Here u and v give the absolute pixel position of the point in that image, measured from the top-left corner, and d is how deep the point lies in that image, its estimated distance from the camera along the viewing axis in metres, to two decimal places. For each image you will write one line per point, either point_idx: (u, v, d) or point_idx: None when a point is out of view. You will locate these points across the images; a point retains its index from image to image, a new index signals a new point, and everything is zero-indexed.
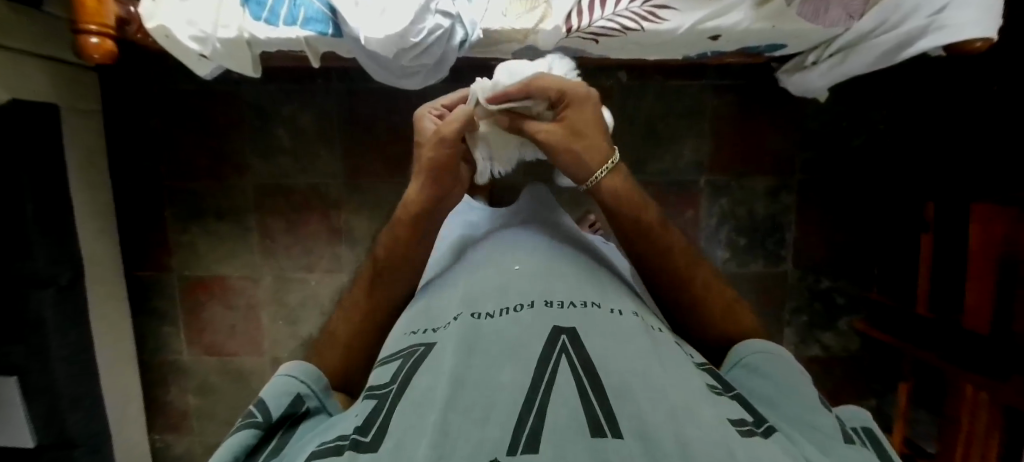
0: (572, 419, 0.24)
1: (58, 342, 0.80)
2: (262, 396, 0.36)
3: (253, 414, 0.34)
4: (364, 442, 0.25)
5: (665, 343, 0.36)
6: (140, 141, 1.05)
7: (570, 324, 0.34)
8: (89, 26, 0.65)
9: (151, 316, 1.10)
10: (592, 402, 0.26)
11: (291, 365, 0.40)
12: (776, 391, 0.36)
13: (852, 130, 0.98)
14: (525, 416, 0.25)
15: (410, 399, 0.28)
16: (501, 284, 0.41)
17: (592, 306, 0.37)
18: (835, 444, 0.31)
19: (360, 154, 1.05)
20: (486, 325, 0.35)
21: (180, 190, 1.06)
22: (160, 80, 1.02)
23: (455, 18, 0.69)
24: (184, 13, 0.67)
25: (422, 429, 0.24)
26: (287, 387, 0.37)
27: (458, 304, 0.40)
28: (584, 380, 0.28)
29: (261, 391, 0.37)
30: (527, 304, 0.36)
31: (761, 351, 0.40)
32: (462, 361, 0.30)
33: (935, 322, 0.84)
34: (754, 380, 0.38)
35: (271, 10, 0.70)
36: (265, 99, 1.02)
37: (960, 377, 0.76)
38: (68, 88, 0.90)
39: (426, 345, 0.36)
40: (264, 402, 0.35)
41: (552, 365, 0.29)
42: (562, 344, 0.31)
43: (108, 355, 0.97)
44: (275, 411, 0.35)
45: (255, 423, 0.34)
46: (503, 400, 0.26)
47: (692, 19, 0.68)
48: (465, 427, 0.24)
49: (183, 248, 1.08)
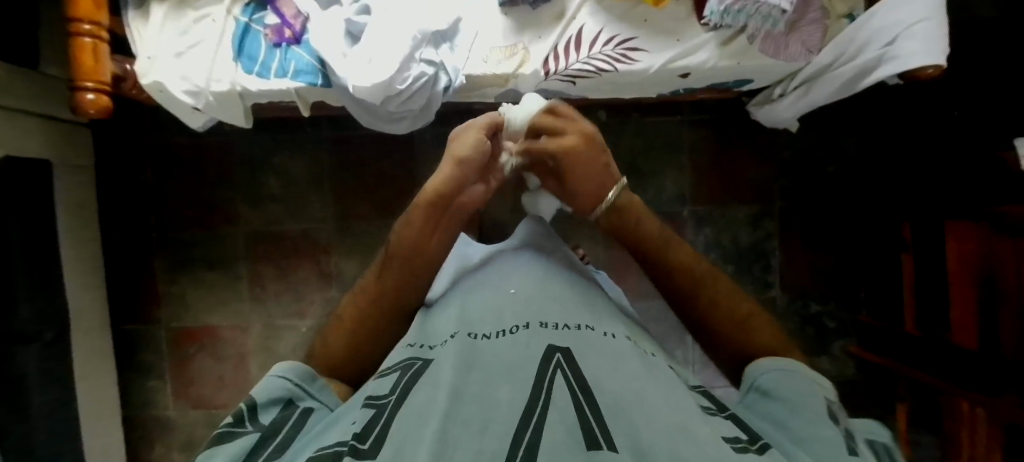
0: (569, 435, 0.25)
1: (39, 400, 0.78)
2: (249, 399, 0.35)
3: (244, 420, 0.34)
4: (362, 449, 0.25)
5: (658, 364, 0.36)
6: (132, 193, 1.06)
7: (565, 344, 0.34)
8: (85, 83, 0.67)
9: (136, 370, 1.07)
10: (588, 418, 0.26)
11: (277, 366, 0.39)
12: (785, 411, 0.36)
13: (825, 158, 1.03)
14: (522, 429, 0.25)
15: (409, 410, 0.29)
16: (498, 306, 0.41)
17: (586, 328, 0.37)
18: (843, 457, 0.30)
19: (351, 198, 1.06)
20: (483, 344, 0.35)
21: (171, 240, 1.06)
22: (154, 134, 1.05)
23: (438, 66, 0.73)
24: (179, 69, 0.71)
25: (422, 438, 0.25)
26: (277, 391, 0.37)
27: (455, 324, 0.41)
28: (580, 398, 0.28)
29: (248, 395, 0.36)
30: (523, 326, 0.37)
31: (773, 370, 0.40)
32: (460, 376, 0.30)
33: (924, 341, 0.84)
34: (766, 403, 0.38)
35: (263, 64, 0.73)
36: (256, 149, 1.05)
37: (956, 395, 0.76)
38: (63, 144, 0.92)
39: (422, 360, 0.36)
40: (256, 408, 0.35)
41: (548, 382, 0.29)
42: (556, 362, 0.31)
43: (91, 412, 0.94)
44: (266, 417, 0.35)
45: (252, 428, 0.33)
46: (501, 414, 0.27)
47: (661, 60, 0.73)
48: (464, 439, 0.25)
49: (172, 298, 1.07)
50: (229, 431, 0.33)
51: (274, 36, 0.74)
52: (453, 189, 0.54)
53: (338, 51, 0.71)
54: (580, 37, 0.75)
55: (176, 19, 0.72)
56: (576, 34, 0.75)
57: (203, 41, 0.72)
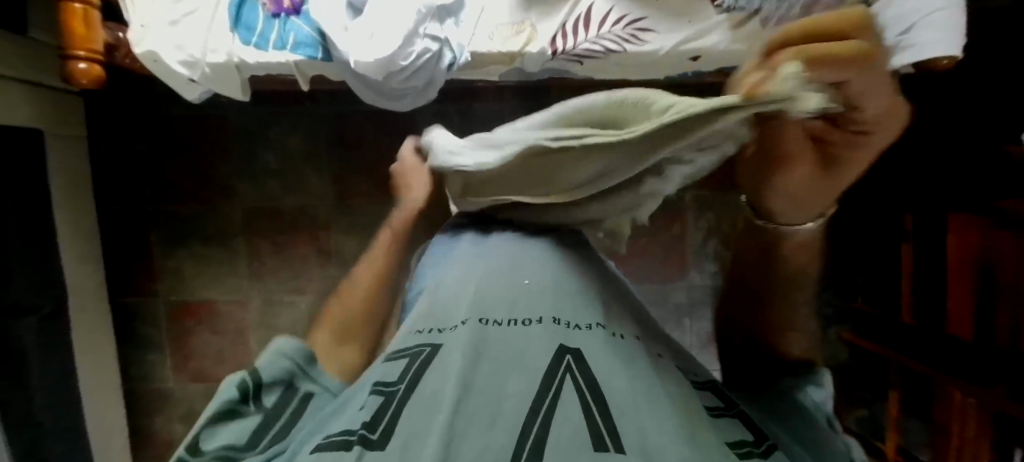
0: (576, 433, 0.25)
1: (38, 372, 0.78)
2: (249, 374, 0.33)
3: (246, 399, 0.32)
4: (372, 441, 0.26)
5: (666, 365, 0.36)
6: (126, 165, 1.04)
7: (576, 343, 0.33)
8: (78, 52, 0.65)
9: (134, 343, 1.08)
10: (596, 417, 0.26)
11: (278, 339, 0.35)
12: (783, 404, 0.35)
13: None
14: (530, 425, 0.26)
15: (419, 399, 0.29)
16: (506, 294, 0.39)
17: (598, 327, 0.36)
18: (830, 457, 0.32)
19: (350, 176, 1.05)
20: (493, 335, 0.34)
21: (167, 214, 1.05)
22: (147, 105, 1.02)
23: (443, 42, 0.71)
24: (174, 39, 0.69)
25: (428, 432, 0.25)
26: (279, 370, 0.33)
27: (465, 305, 0.38)
28: (588, 398, 0.28)
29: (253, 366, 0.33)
30: (535, 319, 0.35)
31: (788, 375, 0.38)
32: (470, 365, 0.30)
33: (920, 330, 0.86)
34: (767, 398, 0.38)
35: (261, 35, 0.71)
36: (253, 122, 1.03)
37: (946, 383, 0.77)
38: (53, 113, 0.90)
39: (431, 347, 0.35)
40: (259, 387, 0.33)
41: (557, 382, 0.29)
42: (567, 364, 0.30)
43: (90, 384, 0.94)
44: (269, 400, 0.32)
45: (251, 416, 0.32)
46: (509, 409, 0.27)
47: (672, 42, 0.71)
48: (472, 433, 0.25)
49: (169, 272, 1.06)
50: (225, 413, 0.31)
51: (271, 6, 0.72)
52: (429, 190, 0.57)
53: (340, 24, 0.68)
54: (589, 15, 0.73)
55: None
56: (585, 12, 0.73)
57: (197, 9, 0.69)
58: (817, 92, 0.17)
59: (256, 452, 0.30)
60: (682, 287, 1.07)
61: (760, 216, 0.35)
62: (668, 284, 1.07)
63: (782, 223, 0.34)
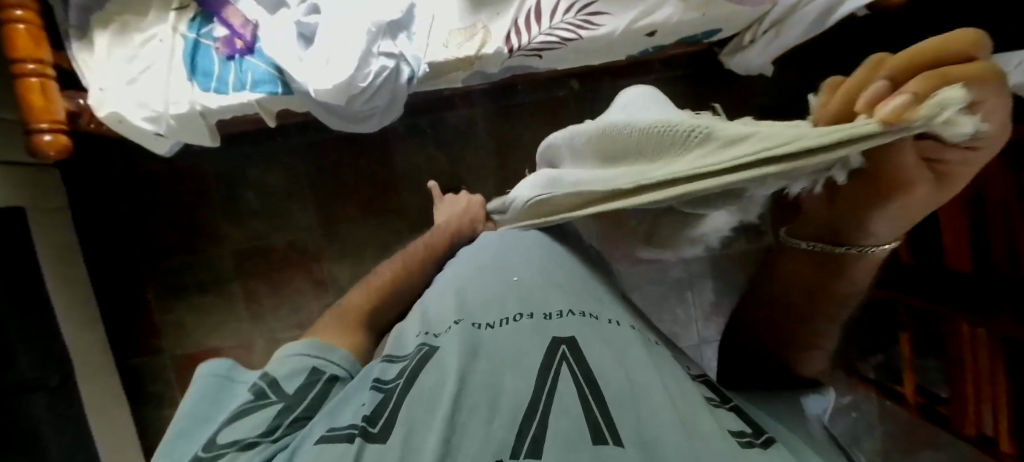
0: (573, 426, 0.26)
1: (56, 445, 0.78)
2: (268, 376, 0.36)
3: (263, 394, 0.34)
4: (372, 434, 0.27)
5: (661, 352, 0.36)
6: (112, 227, 1.05)
7: (569, 332, 0.34)
8: (40, 125, 0.65)
9: (148, 401, 1.08)
10: (593, 408, 0.27)
11: (298, 342, 0.39)
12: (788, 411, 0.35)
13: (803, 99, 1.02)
14: (527, 424, 0.26)
15: (417, 395, 0.29)
16: (497, 297, 0.39)
17: (591, 316, 0.36)
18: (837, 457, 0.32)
19: (333, 203, 1.05)
20: (486, 336, 0.34)
21: (160, 269, 1.06)
22: (124, 165, 1.03)
23: (398, 57, 0.71)
24: (134, 96, 0.69)
25: (430, 426, 0.26)
26: (296, 366, 0.37)
27: (455, 306, 0.40)
28: (585, 390, 0.28)
29: (269, 371, 0.36)
30: (527, 314, 0.36)
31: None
32: (465, 364, 0.31)
33: (920, 268, 0.85)
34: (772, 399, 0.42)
35: (219, 79, 0.71)
36: (230, 166, 1.03)
37: (954, 317, 0.74)
38: (32, 188, 0.90)
39: (425, 345, 0.36)
40: (277, 382, 0.35)
41: (552, 374, 0.29)
42: (562, 355, 0.31)
43: (110, 450, 0.95)
44: (288, 388, 0.35)
45: (275, 400, 0.33)
46: (506, 404, 0.28)
47: (625, 21, 0.71)
48: (473, 428, 0.26)
49: (172, 326, 1.07)
50: (251, 405, 0.33)
51: (225, 49, 0.72)
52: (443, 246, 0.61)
53: (294, 55, 0.69)
54: (539, 8, 0.72)
55: (123, 43, 0.70)
56: (535, 6, 0.73)
57: (152, 64, 0.70)
58: (968, 118, 0.18)
59: (276, 432, 0.31)
60: (678, 261, 1.06)
61: (839, 243, 0.33)
62: (665, 260, 1.06)
63: (866, 245, 0.32)
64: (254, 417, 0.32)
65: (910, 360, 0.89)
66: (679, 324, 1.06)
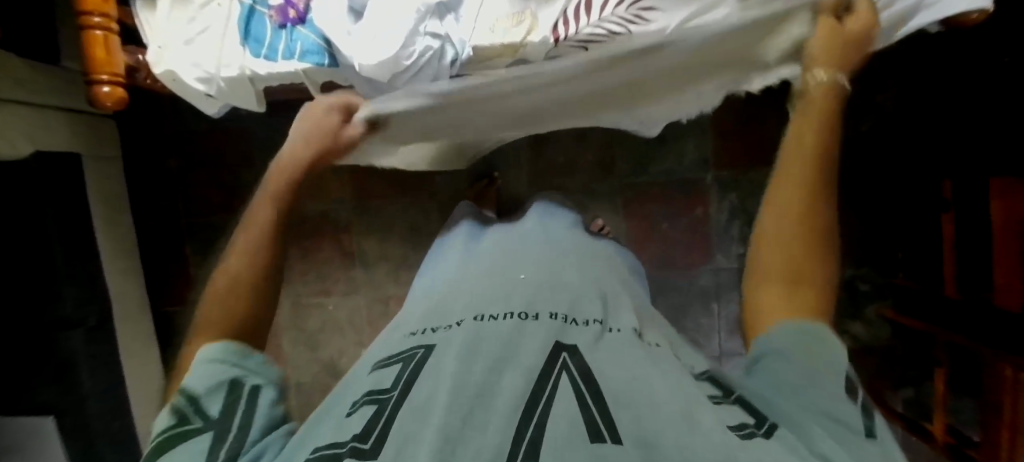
0: (571, 428, 0.24)
1: (90, 380, 0.83)
2: (184, 399, 0.31)
3: (190, 418, 0.31)
4: (364, 449, 0.25)
5: (663, 352, 0.35)
6: (158, 181, 1.10)
7: (571, 339, 0.34)
8: (101, 76, 0.68)
9: (179, 349, 1.14)
10: (591, 409, 0.26)
11: (211, 347, 0.35)
12: (790, 385, 0.31)
13: (858, 116, 0.98)
14: (524, 428, 0.25)
15: (411, 408, 0.28)
16: (504, 291, 0.42)
17: (594, 321, 0.37)
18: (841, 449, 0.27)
19: (369, 178, 1.07)
20: (490, 327, 0.36)
21: (198, 225, 1.10)
22: (175, 123, 1.07)
23: (444, 39, 0.72)
24: (189, 57, 0.71)
25: (423, 437, 0.25)
26: (211, 378, 0.32)
27: (459, 308, 0.41)
28: (584, 391, 0.28)
29: (184, 386, 0.32)
30: (530, 314, 0.37)
31: (799, 335, 0.32)
32: (463, 368, 0.30)
33: (963, 304, 0.78)
34: (771, 370, 0.32)
35: (270, 46, 0.73)
36: (273, 132, 1.06)
37: (993, 360, 0.69)
38: (90, 137, 0.96)
39: (425, 349, 0.36)
40: (197, 399, 0.31)
41: (553, 379, 0.29)
42: (562, 359, 0.31)
43: (140, 391, 1.00)
44: (212, 408, 0.31)
45: (202, 426, 0.30)
46: (502, 405, 0.27)
47: (679, 18, 0.65)
48: (464, 435, 0.25)
49: (206, 280, 1.12)
50: (171, 433, 0.30)
51: (278, 17, 0.73)
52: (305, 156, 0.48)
53: (343, 29, 0.70)
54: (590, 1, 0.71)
55: (182, 6, 0.72)
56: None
57: (209, 27, 0.72)
58: None
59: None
60: (708, 270, 1.04)
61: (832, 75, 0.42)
62: (694, 268, 1.04)
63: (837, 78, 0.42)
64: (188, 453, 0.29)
65: (942, 398, 0.84)
66: (702, 335, 1.04)
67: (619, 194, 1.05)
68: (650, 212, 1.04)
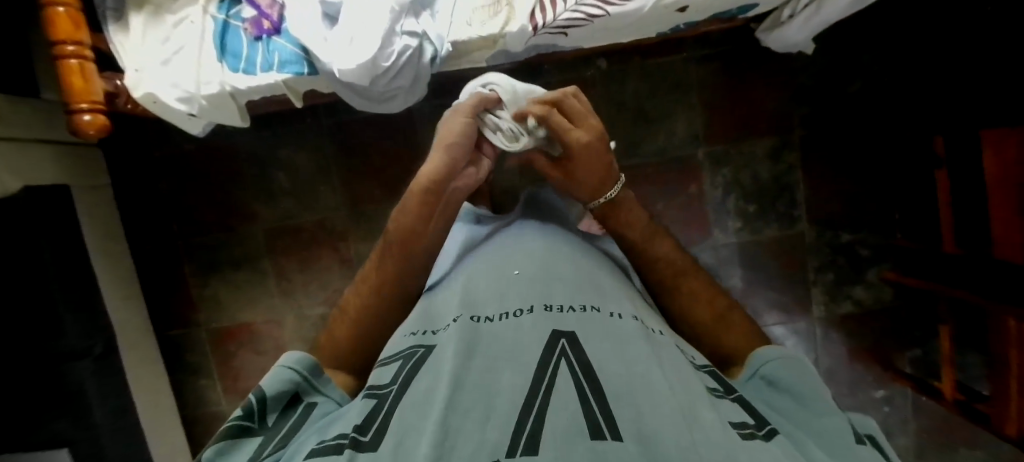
0: (571, 422, 0.24)
1: (101, 409, 0.84)
2: (256, 394, 0.37)
3: (254, 415, 0.37)
4: (363, 441, 0.25)
5: (664, 345, 0.36)
6: (149, 205, 1.09)
7: (569, 328, 0.34)
8: (80, 105, 0.68)
9: (187, 371, 1.14)
10: (592, 404, 0.26)
11: (288, 355, 0.42)
12: (795, 404, 0.35)
13: (846, 77, 0.97)
14: (524, 420, 0.25)
15: (409, 404, 0.28)
16: (502, 287, 0.42)
17: (592, 310, 0.38)
18: (849, 447, 0.31)
19: (361, 184, 1.07)
20: (487, 324, 0.36)
21: (195, 246, 1.10)
22: (162, 146, 1.07)
23: (421, 36, 0.70)
24: (168, 77, 0.71)
25: (422, 429, 0.25)
26: (283, 384, 0.39)
27: (458, 307, 0.41)
28: (584, 384, 0.28)
29: (257, 386, 0.38)
30: (527, 308, 0.37)
31: (782, 361, 0.39)
32: (462, 363, 0.30)
33: (964, 258, 0.77)
34: (773, 393, 0.37)
35: (248, 60, 0.72)
36: (261, 146, 1.06)
37: (998, 311, 0.69)
38: (77, 167, 0.95)
39: (425, 347, 0.36)
40: (262, 400, 0.37)
41: (551, 369, 0.29)
42: (562, 348, 0.31)
43: (151, 416, 1.00)
44: (270, 417, 0.37)
45: (256, 430, 0.36)
46: (502, 402, 0.27)
47: None
48: (464, 431, 0.25)
49: (207, 300, 1.12)
50: (230, 427, 0.36)
51: (253, 30, 0.73)
52: (443, 174, 0.57)
53: (319, 36, 0.69)
54: None
55: (156, 27, 0.72)
56: None
57: (184, 46, 0.71)
58: None
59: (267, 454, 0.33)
60: (706, 247, 1.04)
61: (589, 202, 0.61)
62: (693, 245, 1.04)
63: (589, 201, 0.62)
64: (245, 446, 0.35)
65: (949, 355, 0.84)
66: None
67: None
68: (645, 194, 1.04)
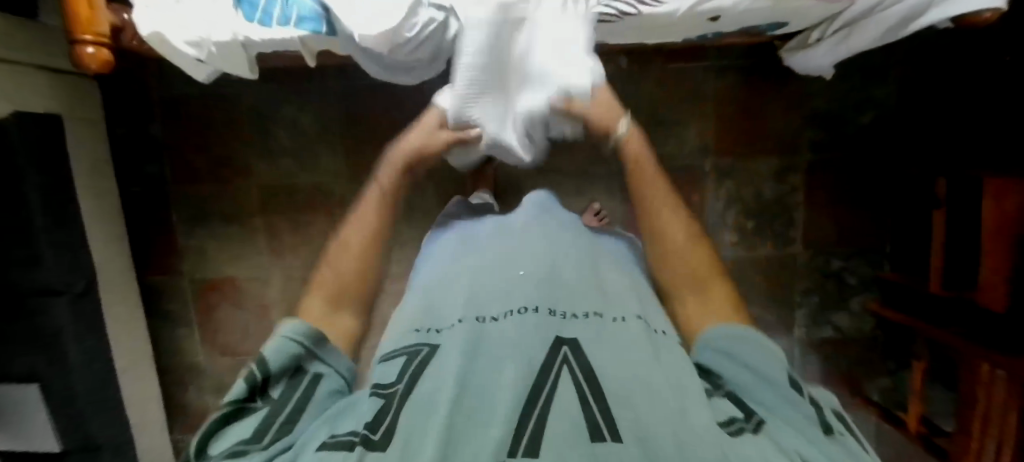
0: (571, 427, 0.25)
1: (76, 348, 0.82)
2: (255, 365, 0.39)
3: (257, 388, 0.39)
4: (374, 440, 0.26)
5: (666, 347, 0.36)
6: (143, 145, 1.06)
7: (571, 334, 0.35)
8: (84, 36, 0.65)
9: (165, 319, 1.12)
10: (593, 409, 0.27)
11: (284, 326, 0.42)
12: (753, 381, 0.38)
13: (859, 107, 0.98)
14: (525, 425, 0.26)
15: (417, 405, 0.29)
16: (507, 287, 0.42)
17: (594, 317, 0.38)
18: (811, 434, 0.33)
19: (362, 150, 1.04)
20: (492, 326, 0.36)
21: (186, 194, 1.07)
22: (161, 87, 1.03)
23: (449, 11, 0.68)
24: (177, 19, 0.67)
25: (429, 433, 0.26)
26: (283, 355, 0.40)
27: (460, 306, 0.40)
28: (584, 388, 0.28)
29: (259, 355, 0.40)
30: (531, 308, 0.38)
31: (733, 336, 0.41)
32: (465, 366, 0.31)
33: (949, 299, 0.79)
34: (728, 365, 0.40)
35: (264, 10, 0.68)
36: (266, 101, 1.03)
37: (973, 354, 0.71)
38: (71, 98, 0.91)
39: (428, 346, 0.36)
40: (268, 376, 0.39)
41: (553, 374, 0.30)
42: (563, 354, 0.32)
43: (124, 358, 0.99)
44: (274, 391, 0.39)
45: (262, 405, 0.38)
46: (505, 402, 0.27)
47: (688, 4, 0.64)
48: (471, 438, 0.26)
49: (193, 251, 1.09)
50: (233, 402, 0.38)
51: None
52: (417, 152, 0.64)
53: None
54: None
55: None
56: None
57: None
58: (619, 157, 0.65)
59: (267, 435, 0.35)
60: None
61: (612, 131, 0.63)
62: None
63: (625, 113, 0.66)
64: (249, 421, 0.37)
65: (920, 389, 0.86)
66: None
67: (618, 177, 1.04)
68: None
